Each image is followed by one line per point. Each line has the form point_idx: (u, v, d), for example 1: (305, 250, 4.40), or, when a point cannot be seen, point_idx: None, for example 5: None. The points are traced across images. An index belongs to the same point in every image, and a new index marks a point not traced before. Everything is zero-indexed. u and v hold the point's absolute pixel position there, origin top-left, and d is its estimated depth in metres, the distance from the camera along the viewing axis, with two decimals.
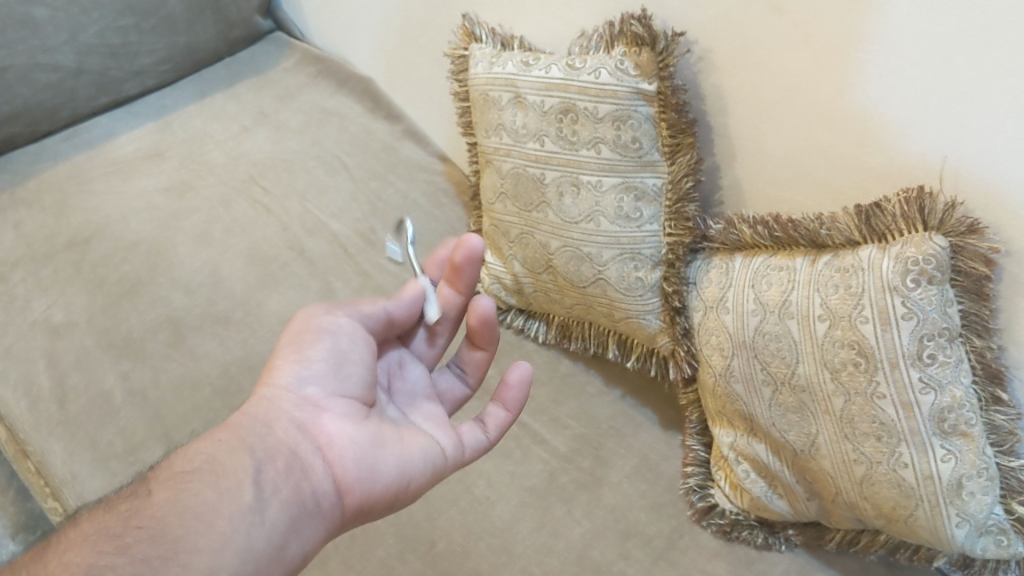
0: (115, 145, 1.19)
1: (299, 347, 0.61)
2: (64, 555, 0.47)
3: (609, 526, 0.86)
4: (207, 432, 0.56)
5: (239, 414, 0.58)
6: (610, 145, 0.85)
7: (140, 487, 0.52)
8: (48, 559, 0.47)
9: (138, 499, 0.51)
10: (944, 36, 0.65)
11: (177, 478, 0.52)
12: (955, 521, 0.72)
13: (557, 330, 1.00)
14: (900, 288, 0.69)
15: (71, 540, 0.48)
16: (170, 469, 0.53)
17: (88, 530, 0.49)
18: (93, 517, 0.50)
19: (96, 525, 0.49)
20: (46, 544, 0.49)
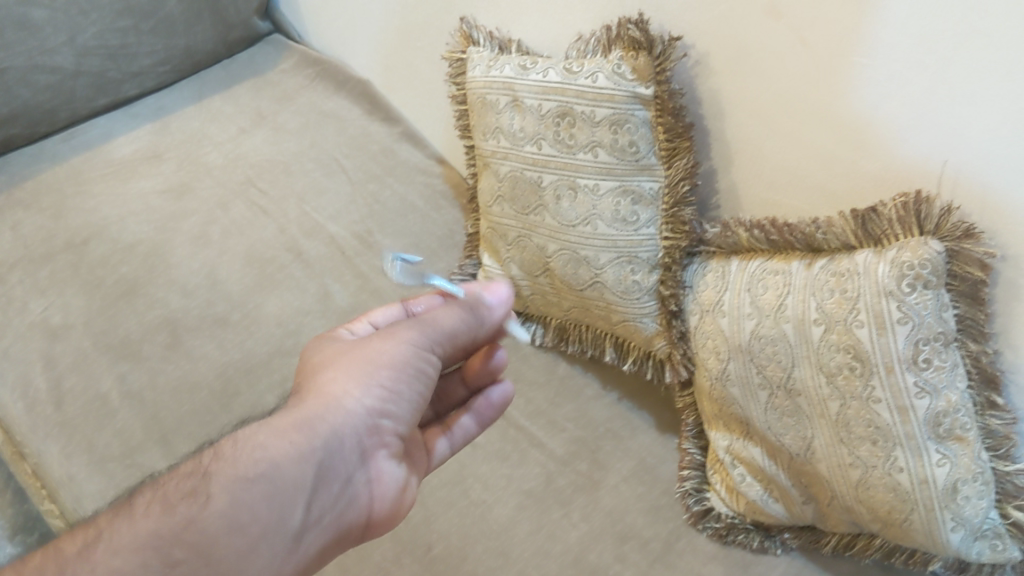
0: (113, 147, 1.19)
1: (390, 365, 0.56)
2: (111, 559, 0.45)
3: (606, 529, 0.86)
4: (274, 428, 0.52)
5: (306, 413, 0.53)
6: (607, 149, 0.85)
7: (201, 485, 0.49)
8: (96, 558, 0.45)
9: (195, 504, 0.48)
10: (942, 41, 0.65)
11: (239, 486, 0.49)
12: (951, 525, 0.72)
13: (554, 334, 1.00)
14: (896, 292, 0.69)
15: (120, 538, 0.46)
16: (230, 464, 0.50)
17: (138, 526, 0.47)
18: (148, 510, 0.48)
19: (150, 525, 0.47)
20: (95, 531, 0.47)
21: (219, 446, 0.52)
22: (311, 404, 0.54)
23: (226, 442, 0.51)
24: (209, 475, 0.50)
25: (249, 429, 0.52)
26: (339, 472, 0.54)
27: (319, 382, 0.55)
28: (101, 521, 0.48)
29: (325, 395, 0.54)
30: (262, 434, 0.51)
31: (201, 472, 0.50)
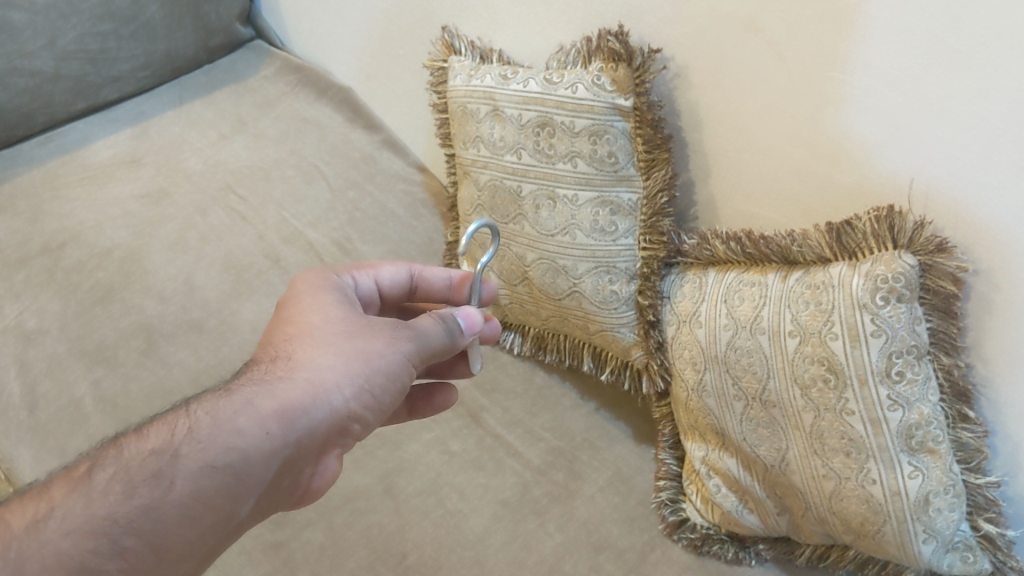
0: (91, 151, 1.18)
1: (378, 374, 0.59)
2: (61, 540, 0.46)
3: (581, 540, 0.85)
4: (258, 414, 0.54)
5: (291, 402, 0.56)
6: (586, 159, 0.86)
7: (165, 465, 0.50)
8: (45, 535, 0.46)
9: (158, 488, 0.49)
10: (915, 57, 0.65)
11: (206, 473, 0.51)
12: (922, 537, 0.72)
13: (531, 343, 1.00)
14: (869, 305, 0.70)
15: (75, 517, 0.47)
16: (203, 447, 0.51)
17: (94, 506, 0.48)
18: (107, 488, 0.49)
19: (107, 506, 0.48)
20: (48, 502, 0.48)
21: (198, 415, 0.53)
22: (296, 393, 0.56)
23: (205, 417, 0.53)
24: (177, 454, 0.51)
25: (232, 406, 0.54)
26: (297, 463, 0.57)
27: (307, 365, 0.58)
28: (56, 491, 0.49)
29: (311, 387, 0.57)
30: (248, 419, 0.53)
31: (169, 450, 0.51)
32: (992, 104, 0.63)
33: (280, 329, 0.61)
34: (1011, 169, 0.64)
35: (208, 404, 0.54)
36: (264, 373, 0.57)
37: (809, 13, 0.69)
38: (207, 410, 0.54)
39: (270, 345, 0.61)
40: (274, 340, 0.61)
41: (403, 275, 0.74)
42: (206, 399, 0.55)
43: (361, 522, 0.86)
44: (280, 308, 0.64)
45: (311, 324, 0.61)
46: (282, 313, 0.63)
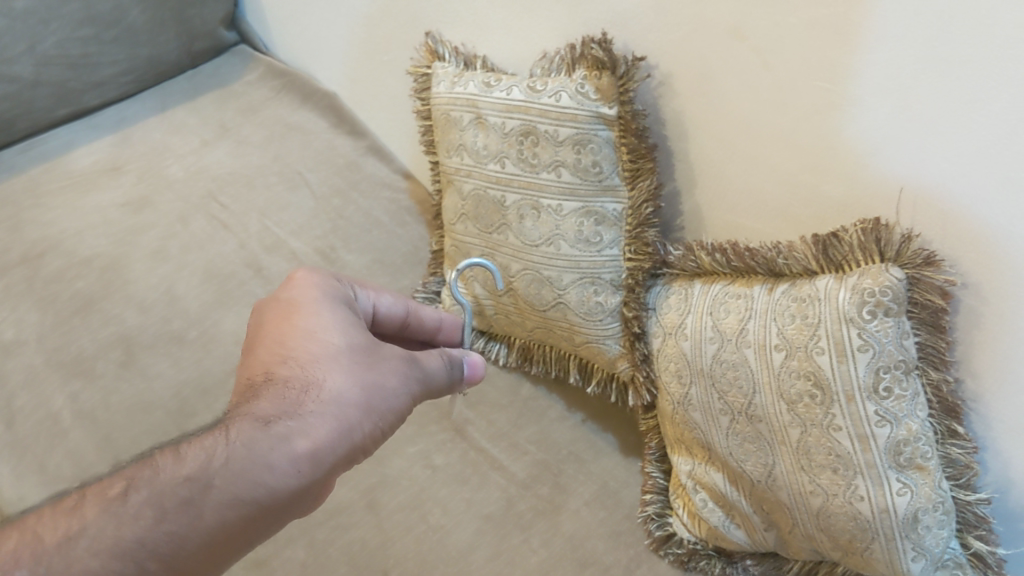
0: (72, 158, 1.17)
1: (390, 412, 0.60)
2: (91, 560, 0.45)
3: (566, 555, 0.84)
4: (293, 450, 0.53)
5: (322, 440, 0.55)
6: (570, 169, 0.84)
7: (197, 495, 0.49)
8: (75, 554, 0.45)
9: (189, 517, 0.48)
10: (904, 67, 0.64)
11: (234, 507, 0.50)
12: (911, 555, 0.71)
13: (517, 353, 0.99)
14: (856, 319, 0.69)
15: (106, 540, 0.46)
16: (235, 479, 0.51)
17: (125, 529, 0.46)
18: (142, 509, 0.47)
19: (138, 531, 0.47)
20: (77, 518, 0.46)
21: (234, 442, 0.52)
22: (328, 428, 0.55)
23: (243, 446, 0.52)
24: (210, 483, 0.50)
25: (268, 438, 0.53)
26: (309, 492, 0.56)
27: (335, 397, 0.57)
28: (87, 505, 0.47)
29: (341, 422, 0.56)
30: (284, 455, 0.53)
31: (205, 479, 0.50)
32: (982, 114, 0.61)
33: (301, 346, 0.59)
34: (1002, 180, 0.62)
35: (241, 429, 0.53)
36: (293, 399, 0.56)
37: (795, 21, 0.68)
38: (244, 438, 0.52)
39: (292, 360, 0.59)
40: (294, 356, 0.59)
41: (401, 308, 0.73)
42: (242, 422, 0.53)
43: (342, 538, 0.85)
44: (299, 319, 0.61)
45: (335, 347, 0.60)
46: (300, 327, 0.61)
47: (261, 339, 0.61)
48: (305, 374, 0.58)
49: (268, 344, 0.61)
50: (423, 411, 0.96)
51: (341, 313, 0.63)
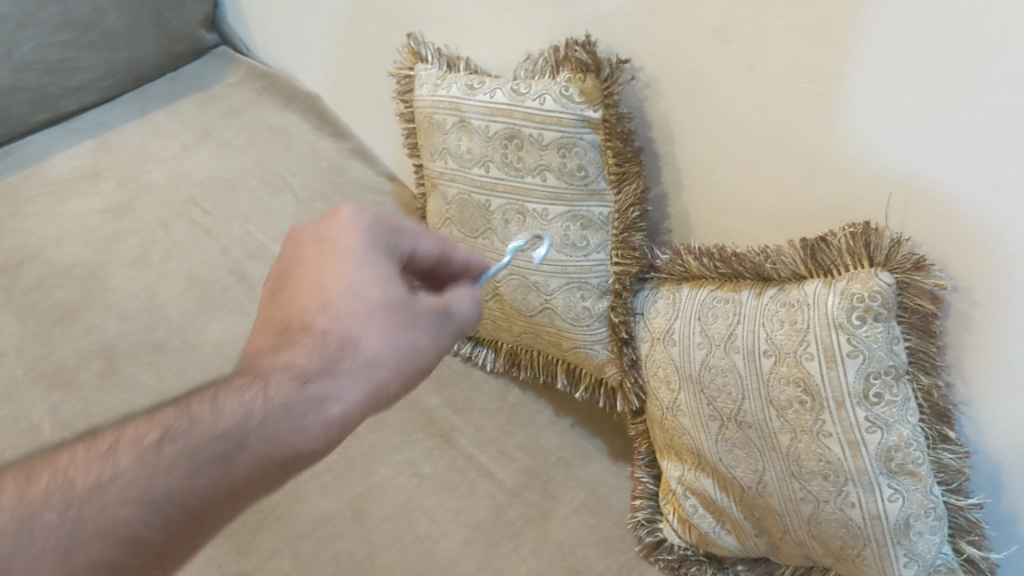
0: (51, 164, 1.15)
1: (424, 369, 0.56)
2: (120, 508, 0.45)
3: (555, 563, 0.83)
4: (323, 415, 0.51)
5: (353, 402, 0.52)
6: (556, 172, 0.83)
7: (227, 453, 0.48)
8: (105, 500, 0.45)
9: (219, 471, 0.48)
10: (890, 71, 0.63)
11: (263, 466, 0.49)
12: (903, 561, 0.70)
13: (505, 358, 0.98)
14: (846, 325, 0.68)
15: (134, 489, 0.46)
16: (265, 438, 0.49)
17: (156, 480, 0.46)
18: (173, 462, 0.47)
19: (168, 483, 0.47)
20: (111, 462, 0.47)
21: (268, 401, 0.50)
22: (361, 390, 0.53)
23: (276, 408, 0.50)
24: (242, 443, 0.49)
25: (301, 400, 0.51)
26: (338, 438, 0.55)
27: (371, 358, 0.53)
28: (122, 449, 0.48)
29: (375, 384, 0.53)
30: (317, 420, 0.51)
31: (236, 435, 0.49)
32: (970, 118, 0.61)
33: (340, 293, 0.55)
34: (991, 185, 0.61)
35: (276, 388, 0.51)
36: (328, 354, 0.53)
37: (780, 23, 0.67)
38: (279, 399, 0.50)
39: (330, 309, 0.54)
40: (332, 302, 0.55)
41: (438, 250, 0.62)
42: (277, 379, 0.51)
43: (328, 549, 0.83)
44: (342, 258, 0.56)
45: (377, 296, 0.55)
46: (341, 271, 0.56)
47: (302, 272, 0.58)
48: (341, 328, 0.54)
49: (307, 280, 0.57)
50: (410, 418, 0.95)
51: (387, 253, 0.58)
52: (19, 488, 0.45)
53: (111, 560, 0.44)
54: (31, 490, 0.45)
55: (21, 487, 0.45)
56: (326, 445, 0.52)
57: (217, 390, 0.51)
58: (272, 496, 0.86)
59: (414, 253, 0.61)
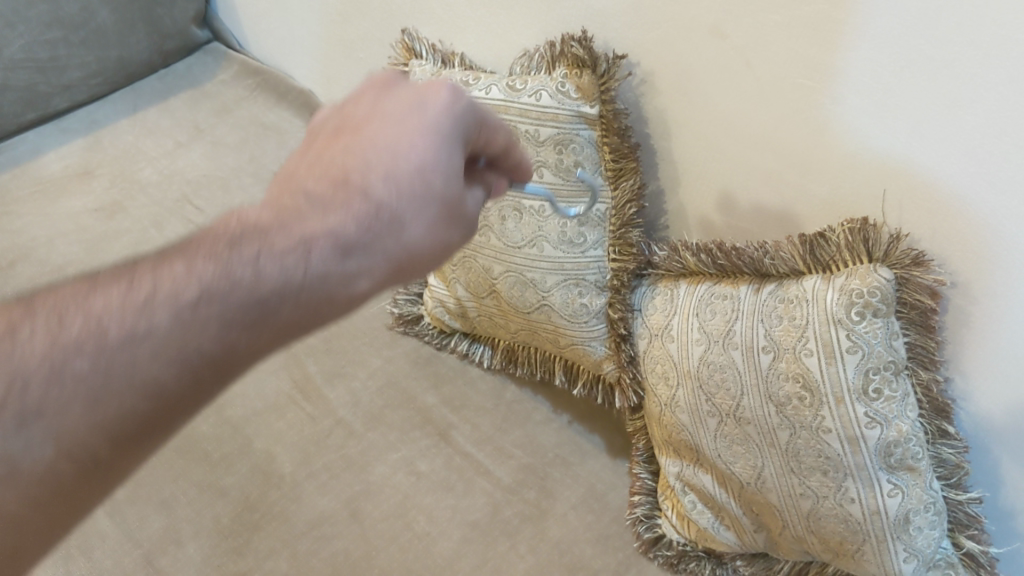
0: (42, 163, 1.14)
1: (445, 254, 0.55)
2: (151, 365, 0.43)
3: (553, 561, 0.83)
4: (354, 290, 0.50)
5: (380, 279, 0.51)
6: (552, 169, 0.82)
7: (261, 316, 0.46)
8: (138, 354, 0.43)
9: (247, 334, 0.46)
10: (887, 66, 0.63)
11: (285, 334, 0.48)
12: (903, 556, 0.70)
13: (502, 355, 0.97)
14: (845, 320, 0.67)
15: (164, 343, 0.43)
16: (294, 306, 0.47)
17: (186, 336, 0.43)
18: (206, 317, 0.44)
19: (200, 342, 0.44)
20: (145, 313, 0.43)
21: (309, 270, 0.48)
22: (391, 269, 0.52)
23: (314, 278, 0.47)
24: (276, 310, 0.47)
25: (338, 275, 0.49)
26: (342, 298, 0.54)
27: (410, 235, 0.52)
28: (156, 300, 0.44)
29: (405, 262, 0.52)
30: (346, 298, 0.49)
31: (271, 302, 0.46)
32: (967, 113, 0.60)
33: (408, 166, 0.52)
34: (989, 180, 0.61)
35: (319, 256, 0.48)
36: (376, 229, 0.50)
37: (776, 19, 0.67)
38: (320, 271, 0.48)
39: (384, 174, 0.51)
40: (396, 172, 0.51)
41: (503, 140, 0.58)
42: (322, 242, 0.48)
43: (325, 549, 0.82)
44: (419, 128, 0.53)
45: (438, 185, 0.52)
46: (405, 136, 0.52)
47: (376, 124, 0.54)
48: (393, 205, 0.51)
49: (378, 136, 0.53)
50: (406, 417, 0.94)
51: (463, 138, 0.54)
52: (53, 330, 0.42)
53: (134, 412, 0.42)
54: (65, 333, 0.42)
55: (54, 330, 0.42)
56: (342, 310, 0.50)
57: (259, 243, 0.47)
58: (268, 495, 0.86)
59: (486, 143, 0.58)
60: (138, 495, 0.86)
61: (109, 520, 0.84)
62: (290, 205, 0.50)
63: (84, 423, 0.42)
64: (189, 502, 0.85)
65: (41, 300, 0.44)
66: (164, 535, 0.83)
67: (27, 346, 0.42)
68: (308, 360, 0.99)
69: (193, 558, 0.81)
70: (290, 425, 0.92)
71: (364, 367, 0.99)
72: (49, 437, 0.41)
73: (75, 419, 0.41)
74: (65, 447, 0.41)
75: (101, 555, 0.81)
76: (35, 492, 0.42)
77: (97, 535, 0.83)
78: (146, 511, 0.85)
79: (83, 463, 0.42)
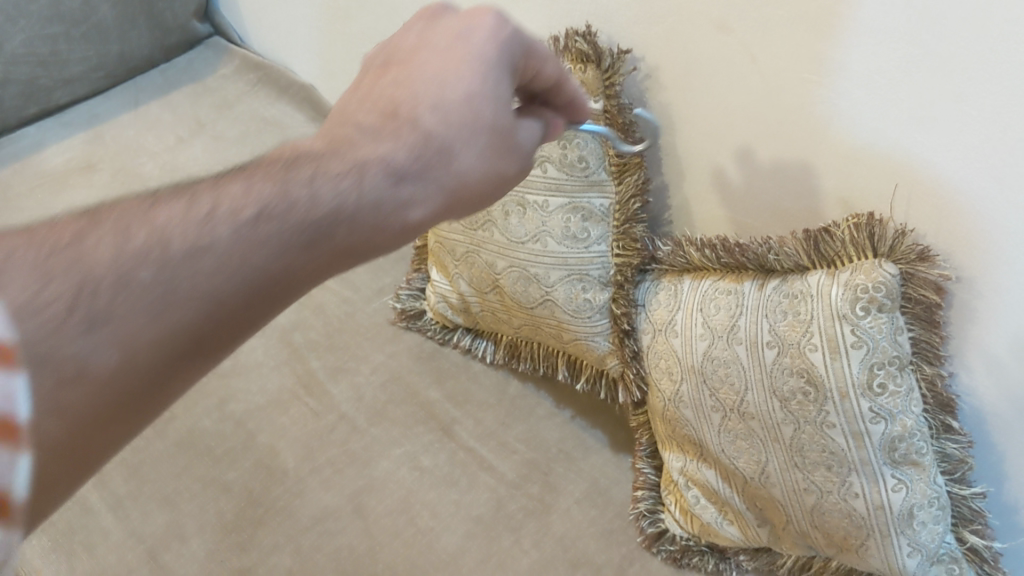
0: (43, 158, 1.14)
1: (494, 191, 0.57)
2: (214, 277, 0.44)
3: (557, 555, 0.83)
4: (402, 218, 0.52)
5: (429, 211, 0.53)
6: (556, 164, 0.83)
7: (318, 237, 0.48)
8: (202, 266, 0.44)
9: (304, 254, 0.48)
10: (892, 62, 0.63)
11: (338, 257, 0.50)
12: (906, 551, 0.70)
13: (505, 350, 0.97)
14: (849, 316, 0.67)
15: (228, 257, 0.45)
16: (348, 229, 0.50)
17: (250, 252, 0.45)
18: (268, 238, 0.46)
19: (260, 259, 0.46)
20: (206, 230, 0.45)
21: (363, 192, 0.50)
22: (439, 201, 0.53)
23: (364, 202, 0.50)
24: (331, 232, 0.49)
25: (390, 201, 0.51)
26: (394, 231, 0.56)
27: (458, 166, 0.53)
28: (218, 216, 0.46)
29: (452, 194, 0.54)
30: (397, 223, 0.52)
31: (325, 227, 0.48)
32: (973, 110, 0.60)
33: (458, 96, 0.53)
34: (994, 176, 0.61)
35: (372, 180, 0.51)
36: (425, 158, 0.52)
37: (781, 14, 0.66)
38: (373, 194, 0.50)
39: (433, 106, 0.53)
40: (444, 102, 0.53)
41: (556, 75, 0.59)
42: (374, 169, 0.51)
43: (329, 544, 0.82)
44: (467, 59, 0.54)
45: (487, 115, 0.53)
46: (451, 68, 0.54)
47: (424, 55, 0.56)
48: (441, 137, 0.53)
49: (425, 68, 0.55)
50: (410, 412, 0.94)
51: (511, 69, 0.55)
52: (119, 240, 0.44)
53: (198, 321, 0.44)
54: (131, 242, 0.43)
55: (120, 239, 0.43)
56: (393, 241, 0.53)
57: (313, 168, 0.50)
58: (271, 491, 0.86)
59: (536, 74, 0.58)
60: (142, 491, 0.86)
61: (113, 516, 0.84)
62: (342, 135, 0.53)
63: (153, 329, 0.43)
64: (192, 497, 0.86)
65: (103, 216, 0.45)
66: (168, 530, 0.83)
67: (94, 252, 0.43)
68: (311, 356, 0.99)
69: (196, 553, 0.81)
70: (293, 420, 0.92)
71: (368, 362, 0.99)
72: (114, 341, 0.42)
73: (143, 325, 0.42)
74: (133, 348, 0.42)
75: (105, 551, 0.81)
76: (100, 393, 0.42)
77: (100, 531, 0.83)
78: (150, 507, 0.85)
79: (147, 364, 0.43)
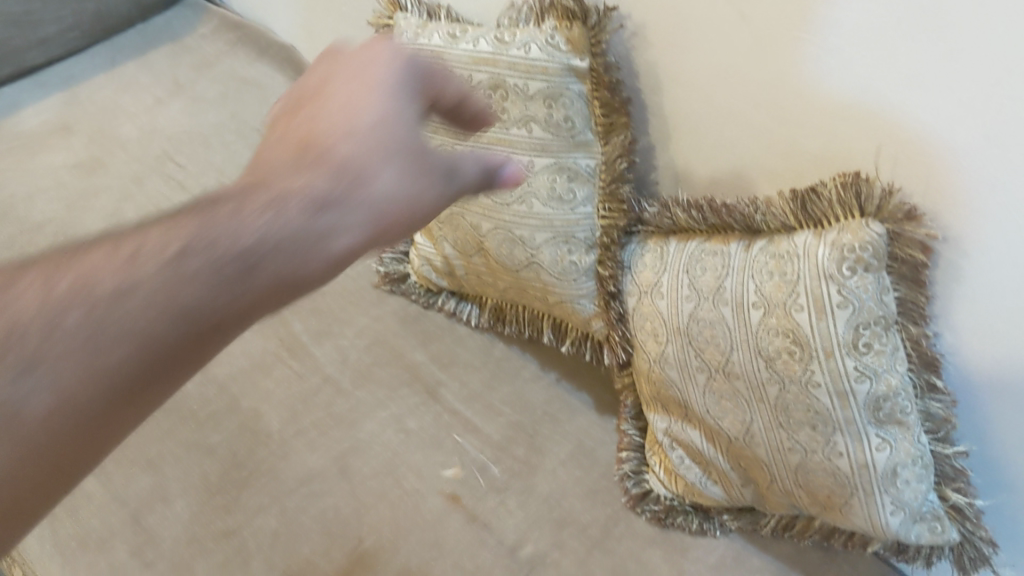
0: (19, 119, 1.12)
1: (412, 220, 0.52)
2: (140, 315, 0.40)
3: (543, 516, 0.83)
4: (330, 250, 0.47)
5: (356, 240, 0.48)
6: (541, 124, 0.81)
7: (244, 272, 0.43)
8: (129, 305, 0.40)
9: (231, 288, 0.43)
10: (884, 19, 0.62)
11: (263, 295, 0.44)
12: (890, 509, 0.71)
13: (490, 313, 0.97)
14: (836, 275, 0.67)
15: (144, 294, 0.40)
16: (273, 260, 0.45)
17: (170, 286, 0.41)
18: (184, 238, 0.43)
19: (188, 294, 0.41)
20: (131, 266, 0.41)
21: (285, 222, 0.45)
22: (366, 224, 0.49)
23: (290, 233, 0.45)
24: (258, 264, 0.44)
25: (313, 231, 0.46)
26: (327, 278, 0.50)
27: (373, 184, 0.49)
28: (142, 253, 0.41)
29: (375, 221, 0.49)
30: (325, 256, 0.46)
31: (255, 256, 0.44)
32: (964, 67, 0.60)
33: (371, 118, 0.51)
34: (984, 134, 0.61)
35: (294, 210, 0.46)
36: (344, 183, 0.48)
37: None
38: (294, 224, 0.45)
39: (341, 133, 0.51)
40: (358, 131, 0.50)
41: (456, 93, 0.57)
42: (292, 197, 0.46)
43: (314, 505, 0.82)
44: (376, 86, 0.53)
45: (397, 138, 0.51)
46: (345, 99, 0.52)
47: (335, 88, 0.54)
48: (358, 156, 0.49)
49: (334, 100, 0.53)
50: (394, 374, 0.94)
51: (415, 94, 0.54)
52: (42, 289, 0.39)
53: (132, 366, 0.39)
54: (54, 289, 0.39)
55: (43, 288, 0.39)
56: (324, 277, 0.47)
57: (235, 203, 0.45)
58: (256, 453, 0.85)
59: (439, 94, 0.56)
60: (126, 454, 0.85)
61: (96, 479, 0.83)
62: (264, 171, 0.49)
63: (79, 385, 0.38)
64: (176, 460, 0.85)
65: (19, 272, 0.41)
66: (151, 493, 0.82)
67: (17, 300, 0.39)
68: (294, 320, 0.98)
69: (181, 515, 0.81)
70: (277, 383, 0.92)
71: (353, 325, 0.98)
72: (48, 386, 0.38)
73: (70, 378, 0.38)
74: (59, 403, 0.38)
75: (87, 515, 0.81)
76: (28, 446, 0.38)
77: (83, 495, 0.82)
78: (133, 471, 0.84)
79: (72, 418, 0.38)
